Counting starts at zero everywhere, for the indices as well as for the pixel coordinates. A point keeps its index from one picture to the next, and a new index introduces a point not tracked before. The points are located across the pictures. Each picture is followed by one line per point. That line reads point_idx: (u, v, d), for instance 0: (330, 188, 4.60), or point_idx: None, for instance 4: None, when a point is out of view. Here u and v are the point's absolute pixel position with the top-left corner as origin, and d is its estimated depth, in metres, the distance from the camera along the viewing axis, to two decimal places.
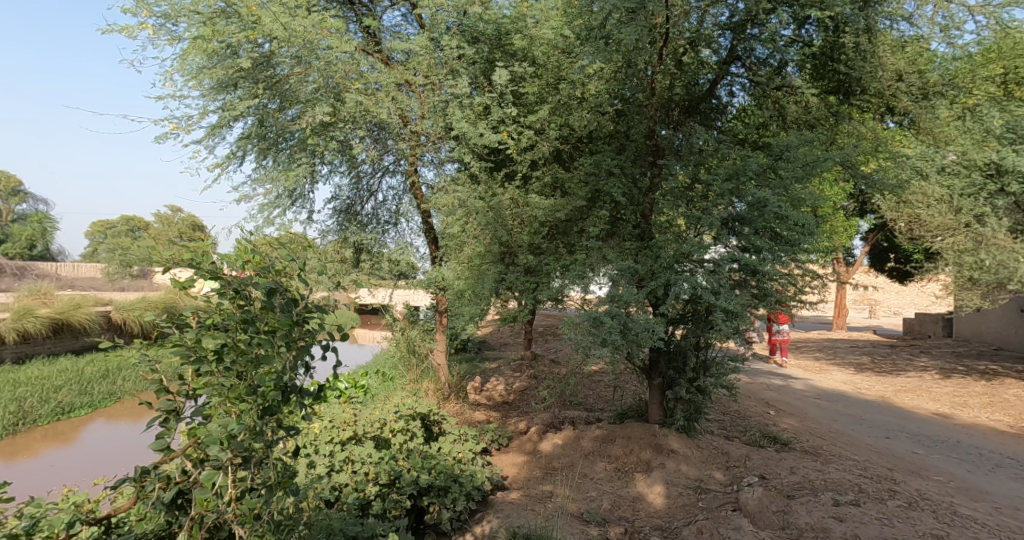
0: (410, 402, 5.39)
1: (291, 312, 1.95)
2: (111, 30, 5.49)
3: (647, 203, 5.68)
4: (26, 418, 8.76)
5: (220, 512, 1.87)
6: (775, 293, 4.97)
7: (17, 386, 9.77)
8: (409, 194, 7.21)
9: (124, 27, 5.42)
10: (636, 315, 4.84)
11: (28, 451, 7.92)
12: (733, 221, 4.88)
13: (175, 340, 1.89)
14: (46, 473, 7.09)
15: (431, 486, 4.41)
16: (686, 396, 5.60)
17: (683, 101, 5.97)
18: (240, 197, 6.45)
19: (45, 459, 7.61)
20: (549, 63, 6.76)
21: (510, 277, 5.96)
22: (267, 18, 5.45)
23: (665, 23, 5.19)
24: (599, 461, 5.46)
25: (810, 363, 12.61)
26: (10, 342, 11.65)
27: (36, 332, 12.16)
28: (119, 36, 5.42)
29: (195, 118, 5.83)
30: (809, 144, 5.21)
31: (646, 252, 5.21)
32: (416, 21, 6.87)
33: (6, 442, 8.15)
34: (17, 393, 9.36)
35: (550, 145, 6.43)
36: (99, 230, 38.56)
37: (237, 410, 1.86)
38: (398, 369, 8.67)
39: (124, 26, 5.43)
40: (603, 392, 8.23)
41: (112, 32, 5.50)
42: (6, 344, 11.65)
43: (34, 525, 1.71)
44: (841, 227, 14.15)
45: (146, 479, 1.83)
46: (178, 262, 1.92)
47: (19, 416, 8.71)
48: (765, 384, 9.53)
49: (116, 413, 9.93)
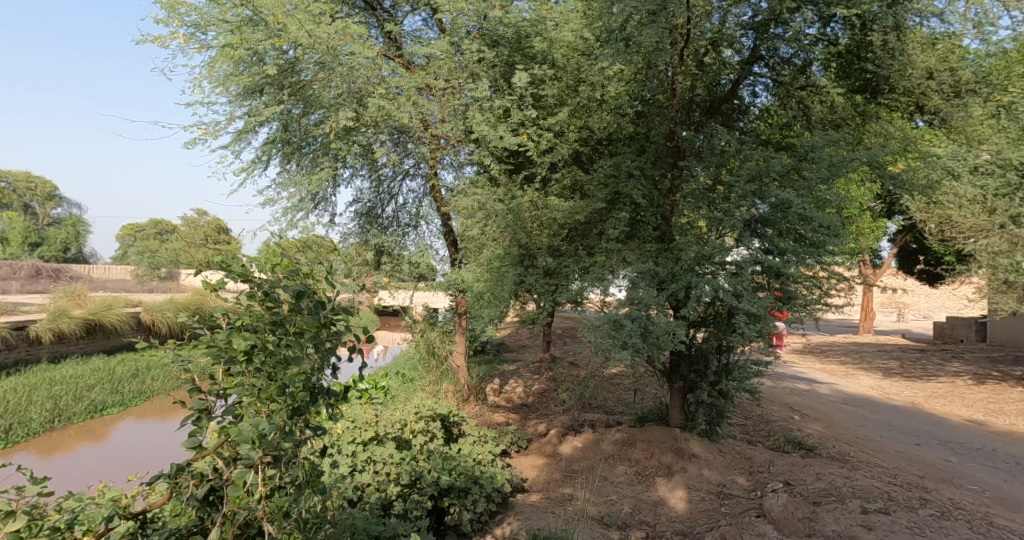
0: (430, 403, 5.43)
1: (319, 315, 2.01)
2: (144, 40, 5.64)
3: (667, 205, 5.63)
4: (61, 415, 8.98)
5: (251, 509, 1.91)
6: (799, 295, 4.93)
7: (53, 384, 10.03)
8: (428, 197, 7.28)
9: (156, 37, 5.55)
10: (656, 318, 4.82)
11: (64, 447, 8.16)
12: (757, 223, 4.86)
13: (206, 341, 1.93)
14: (86, 467, 7.36)
15: (452, 487, 4.44)
16: (708, 399, 5.57)
17: (704, 102, 5.93)
18: (265, 200, 6.63)
19: (80, 456, 7.81)
20: (568, 65, 6.73)
21: (529, 279, 5.97)
22: (293, 25, 5.53)
23: (686, 24, 5.22)
24: (619, 465, 5.44)
25: (836, 367, 12.38)
26: (46, 342, 11.92)
27: (69, 332, 12.43)
28: (151, 46, 5.57)
29: (223, 123, 5.95)
30: (834, 144, 5.21)
31: (667, 254, 5.25)
32: (436, 25, 6.94)
33: (43, 437, 8.39)
34: (52, 392, 9.61)
35: (569, 147, 6.35)
36: (129, 233, 39.54)
37: (267, 410, 1.90)
38: (418, 371, 8.75)
39: (156, 36, 5.57)
40: (623, 395, 8.22)
41: (144, 42, 5.64)
42: (42, 344, 11.94)
43: (73, 521, 1.77)
44: (869, 228, 13.88)
45: (181, 476, 1.88)
46: (208, 264, 1.99)
47: (55, 413, 8.95)
48: (789, 388, 9.39)
49: (145, 411, 10.16)
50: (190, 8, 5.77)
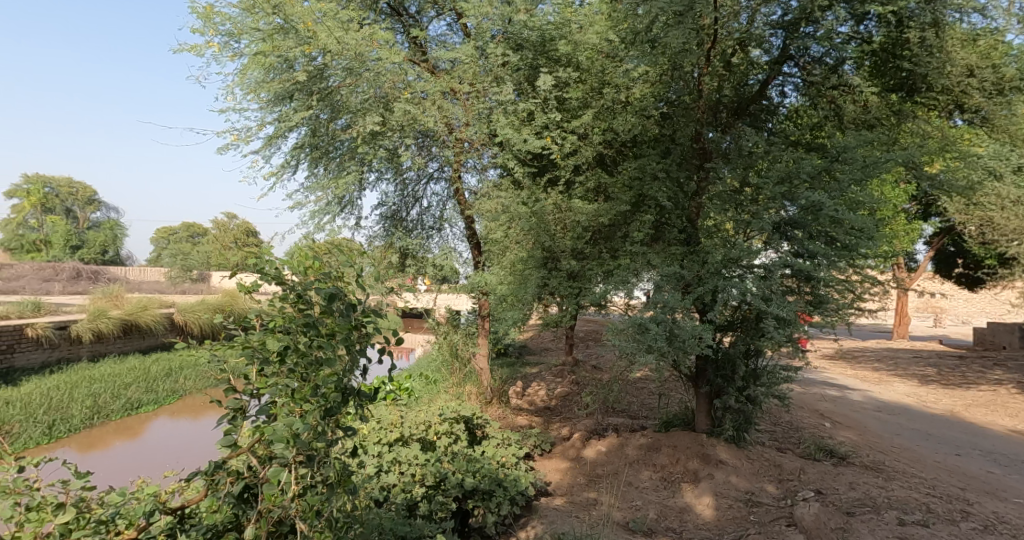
0: (454, 405, 5.44)
1: (350, 317, 2.05)
2: (182, 50, 5.80)
3: (693, 207, 5.57)
4: (99, 412, 9.26)
5: (286, 507, 1.96)
6: (831, 299, 4.79)
7: (92, 382, 10.34)
8: (452, 200, 7.33)
9: (192, 46, 5.69)
10: (682, 321, 4.76)
11: (102, 443, 8.41)
12: (785, 225, 4.80)
13: (242, 341, 1.97)
14: (127, 462, 7.61)
15: (476, 489, 4.45)
16: (735, 405, 5.50)
17: (732, 103, 5.87)
18: (293, 203, 6.75)
19: (118, 452, 8.03)
20: (593, 68, 6.69)
21: (553, 282, 5.96)
22: (323, 32, 5.64)
23: (714, 23, 5.17)
24: (644, 470, 5.38)
25: (869, 373, 12.07)
26: (86, 341, 12.25)
27: (108, 332, 12.80)
28: (187, 55, 5.71)
29: (255, 129, 6.07)
30: (868, 145, 5.09)
31: (693, 257, 5.17)
32: (461, 30, 6.99)
33: (83, 433, 8.64)
34: (92, 389, 9.91)
35: (593, 150, 6.30)
36: (163, 237, 40.59)
37: (301, 410, 1.94)
38: (441, 373, 8.78)
39: (192, 45, 5.71)
40: (647, 399, 8.14)
41: (181, 52, 5.79)
42: (82, 343, 12.28)
43: (117, 516, 1.85)
44: (904, 230, 13.53)
45: (218, 473, 1.95)
46: (245, 266, 2.06)
47: (94, 410, 9.23)
48: (820, 394, 9.19)
49: (179, 409, 10.40)
50: (224, 17, 5.90)
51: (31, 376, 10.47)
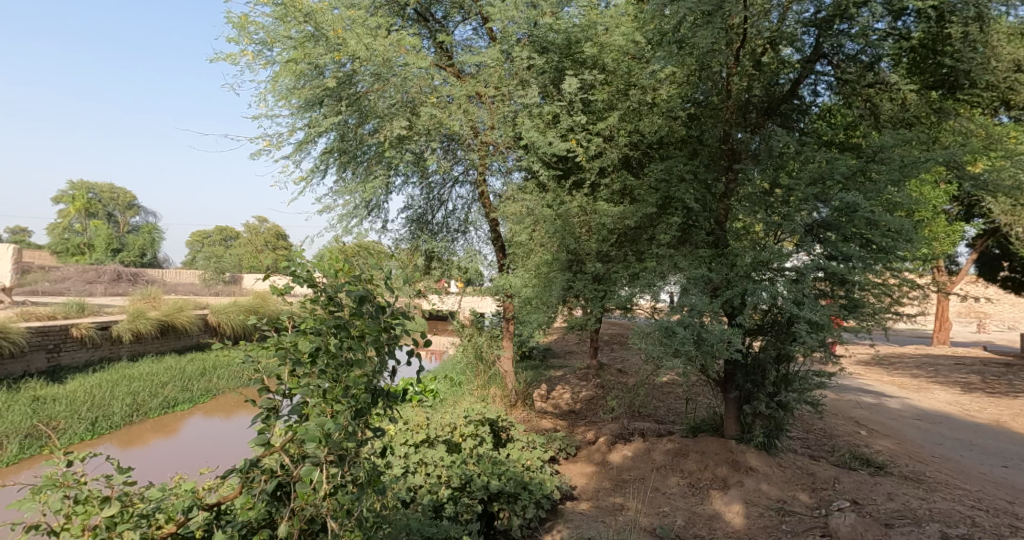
0: (479, 407, 5.43)
1: (379, 319, 2.07)
2: (217, 58, 5.93)
3: (722, 209, 5.52)
4: (139, 410, 9.52)
5: (316, 505, 1.97)
6: (867, 303, 4.67)
7: (131, 380, 10.65)
8: (477, 203, 7.33)
9: (227, 55, 5.81)
10: (710, 325, 4.68)
11: (141, 440, 8.63)
12: (818, 228, 4.69)
13: (275, 342, 1.99)
14: (165, 458, 7.80)
15: (501, 492, 4.44)
16: (766, 411, 5.37)
17: (762, 103, 5.75)
18: (322, 207, 6.84)
19: (155, 448, 8.24)
20: (618, 70, 6.55)
21: (578, 285, 5.89)
22: (352, 39, 5.70)
23: (742, 23, 5.08)
24: (671, 476, 5.29)
25: (907, 380, 11.70)
26: (126, 341, 12.56)
27: (147, 332, 13.14)
28: (222, 64, 5.83)
29: (286, 134, 6.17)
30: (906, 144, 4.93)
31: (721, 260, 5.07)
32: (487, 34, 7.00)
33: (123, 429, 8.89)
34: (132, 387, 10.20)
35: (618, 152, 6.20)
36: (197, 240, 41.60)
37: (332, 410, 1.95)
38: (466, 375, 8.79)
39: (227, 54, 5.82)
40: (674, 404, 8.03)
41: (216, 60, 5.91)
42: (122, 343, 12.56)
43: (158, 510, 2.02)
44: (945, 233, 13.09)
45: (253, 471, 2.01)
46: (277, 269, 2.06)
47: (134, 408, 9.50)
48: (855, 401, 8.93)
49: (213, 408, 10.63)
50: (258, 26, 6.01)
51: (76, 374, 10.72)
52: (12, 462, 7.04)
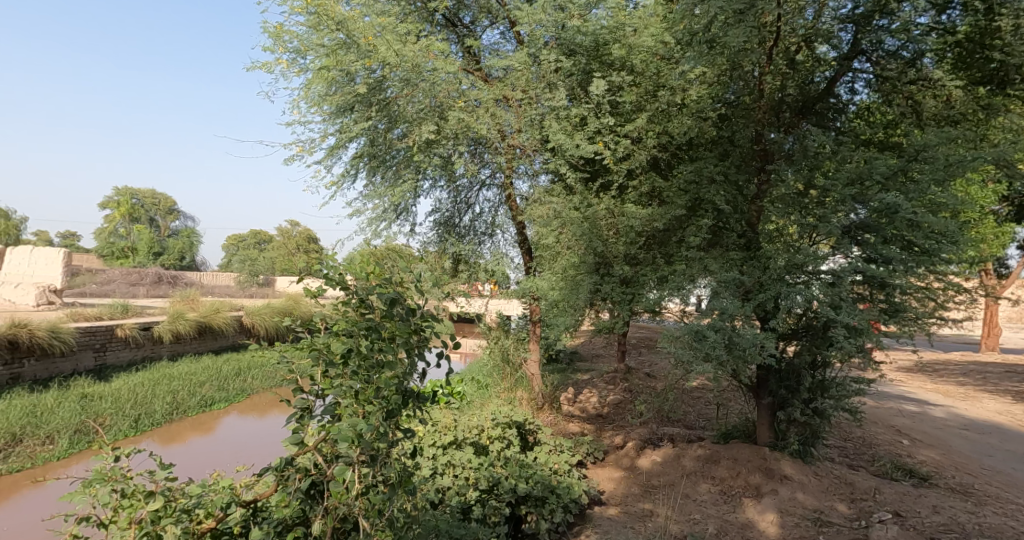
0: (506, 410, 5.40)
1: (409, 321, 2.07)
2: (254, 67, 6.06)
3: (754, 210, 5.32)
4: (179, 408, 9.77)
5: (349, 505, 1.97)
6: (909, 308, 4.50)
7: (171, 379, 10.95)
8: (504, 206, 7.31)
9: (263, 63, 5.93)
10: (742, 329, 4.54)
11: (180, 437, 8.84)
12: (856, 229, 4.57)
13: (308, 343, 2.01)
14: (203, 455, 7.97)
15: (529, 495, 4.40)
16: (801, 418, 5.22)
17: (796, 102, 5.55)
18: (352, 211, 6.93)
19: (194, 445, 8.43)
20: (647, 71, 6.49)
21: (605, 288, 5.80)
22: (382, 45, 5.75)
23: (776, 21, 4.98)
24: (702, 482, 5.18)
25: (951, 388, 11.25)
26: (167, 341, 12.88)
27: (186, 333, 13.47)
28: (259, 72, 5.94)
29: (318, 140, 6.26)
30: (951, 142, 4.73)
31: (753, 262, 4.95)
32: (514, 38, 6.99)
33: (165, 427, 9.11)
34: (172, 386, 10.49)
35: (647, 153, 6.13)
36: (232, 244, 42.59)
37: (364, 411, 1.97)
38: (492, 377, 8.78)
39: (263, 63, 5.93)
40: (705, 410, 7.88)
41: (253, 69, 6.03)
42: (163, 343, 12.89)
43: (197, 506, 2.15)
44: (992, 235, 12.55)
45: (288, 469, 2.04)
46: (309, 272, 2.08)
47: (174, 406, 9.76)
48: (895, 409, 8.62)
49: (248, 407, 10.84)
50: (293, 35, 6.11)
51: (121, 373, 11.03)
52: (62, 456, 7.27)
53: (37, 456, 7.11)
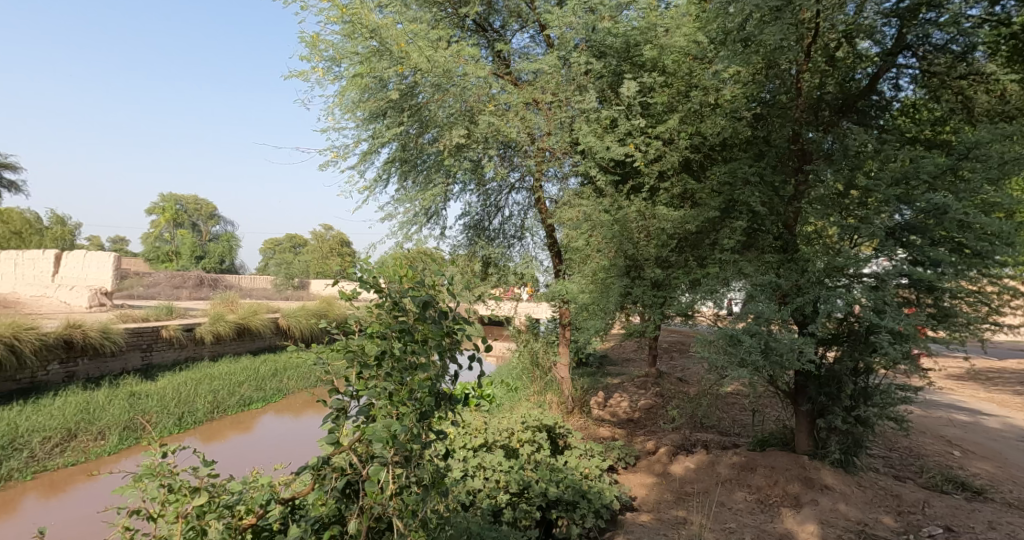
0: (536, 413, 5.34)
1: (442, 324, 2.06)
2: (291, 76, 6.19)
3: (791, 213, 5.09)
4: (219, 407, 10.00)
5: (383, 505, 1.95)
6: (959, 313, 4.30)
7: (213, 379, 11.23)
8: (533, 209, 7.27)
9: (300, 72, 6.03)
10: (779, 334, 4.43)
11: (221, 435, 9.05)
12: (900, 231, 4.35)
13: (343, 345, 2.01)
14: (243, 453, 8.14)
15: (559, 499, 4.35)
16: (842, 426, 5.02)
17: (835, 100, 5.39)
18: (385, 215, 7.00)
19: (234, 443, 8.62)
20: (679, 71, 6.37)
21: (636, 291, 5.74)
22: (414, 51, 5.82)
23: (815, 17, 4.78)
24: (738, 491, 5.03)
25: (1005, 398, 10.69)
26: (208, 342, 13.21)
27: (229, 334, 13.79)
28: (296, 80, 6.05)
29: (351, 146, 6.33)
30: (1006, 139, 4.48)
31: (790, 265, 4.79)
32: (545, 41, 6.95)
33: (207, 425, 9.33)
34: (213, 385, 10.75)
35: (679, 155, 6.03)
36: (268, 247, 43.56)
37: (398, 413, 1.95)
38: (522, 380, 8.73)
39: (300, 71, 6.04)
40: (740, 416, 7.68)
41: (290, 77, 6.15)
42: (205, 344, 13.23)
43: (239, 502, 2.16)
44: None
45: (324, 468, 2.03)
46: (344, 276, 2.10)
47: (215, 405, 9.99)
48: (944, 419, 8.24)
49: (284, 407, 11.03)
50: (328, 44, 6.19)
51: (166, 372, 11.35)
52: (113, 451, 7.46)
53: (90, 451, 7.34)
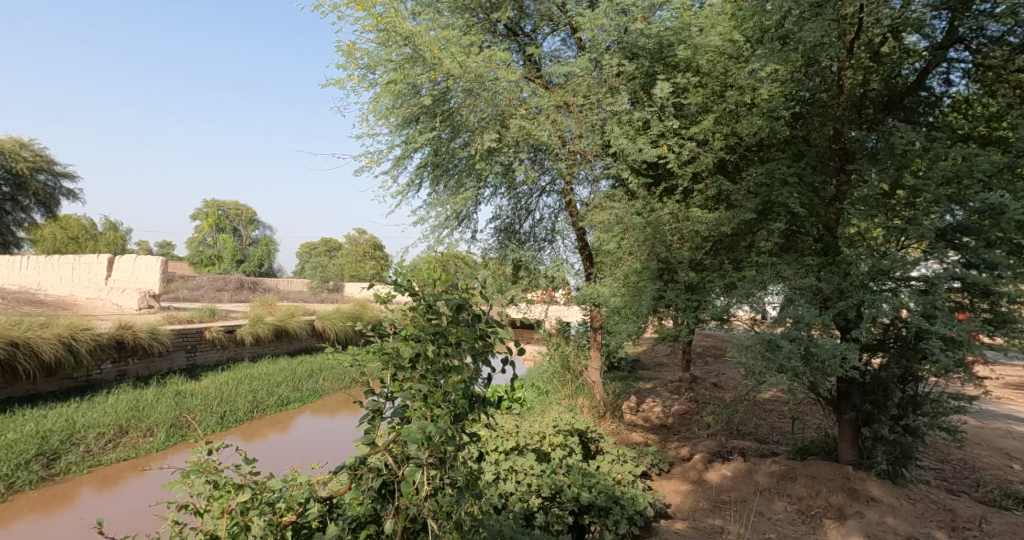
0: (567, 417, 5.26)
1: (475, 326, 2.04)
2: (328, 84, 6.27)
3: (833, 213, 4.95)
4: (259, 406, 10.22)
5: (419, 505, 1.93)
6: (1019, 319, 4.05)
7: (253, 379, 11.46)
8: (564, 212, 7.21)
9: (336, 80, 6.10)
10: (820, 339, 4.26)
11: (260, 433, 9.24)
12: (952, 232, 4.14)
13: (377, 346, 2.00)
14: (281, 451, 8.28)
15: (592, 505, 4.27)
16: (889, 436, 4.80)
17: (880, 97, 5.13)
18: (417, 219, 7.02)
19: (273, 442, 8.79)
20: (714, 71, 6.22)
21: (669, 295, 5.63)
22: (447, 57, 5.78)
23: (858, 12, 4.66)
24: (777, 500, 4.85)
25: None
26: (248, 343, 13.50)
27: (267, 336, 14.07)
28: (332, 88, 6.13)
29: (385, 151, 6.38)
30: None
31: (832, 269, 4.64)
32: (576, 44, 6.88)
33: (247, 423, 9.54)
34: (253, 385, 10.98)
35: (714, 156, 5.86)
36: (304, 251, 44.47)
37: (433, 415, 1.93)
38: (552, 384, 8.66)
39: (336, 79, 6.11)
40: (779, 423, 7.45)
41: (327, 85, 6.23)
42: (245, 345, 13.54)
43: (280, 499, 2.17)
44: None
45: (361, 468, 2.01)
46: (379, 278, 2.09)
47: (255, 404, 10.20)
48: (1000, 430, 7.82)
49: (320, 407, 11.18)
50: (364, 52, 6.26)
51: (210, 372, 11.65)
52: (161, 448, 7.65)
53: (140, 446, 7.55)
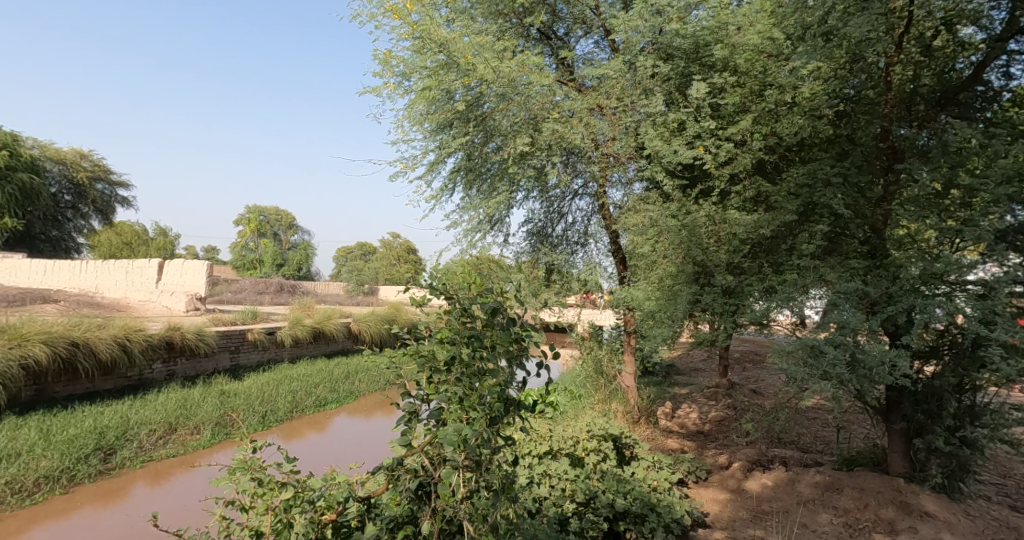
0: (601, 422, 5.15)
1: (510, 330, 1.99)
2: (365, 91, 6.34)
3: (880, 214, 4.70)
4: (298, 406, 10.40)
5: (455, 507, 1.89)
6: None
7: (292, 380, 11.68)
8: (597, 215, 7.11)
9: (373, 87, 6.17)
10: (867, 345, 4.07)
11: (299, 433, 9.39)
12: (1011, 234, 3.93)
13: (412, 349, 1.97)
14: (320, 451, 8.39)
15: (627, 512, 4.17)
16: (945, 448, 4.54)
17: (933, 93, 4.79)
18: (450, 223, 7.01)
19: (311, 442, 8.92)
20: (754, 70, 5.98)
21: (705, 299, 5.46)
22: (481, 63, 5.76)
23: (909, 4, 4.41)
24: (822, 512, 4.64)
25: None
26: (287, 345, 13.76)
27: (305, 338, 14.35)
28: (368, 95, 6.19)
29: (419, 156, 6.40)
30: None
31: (879, 272, 4.42)
32: (609, 46, 6.78)
33: (286, 422, 9.72)
34: (292, 386, 11.18)
35: (752, 157, 5.64)
36: (341, 255, 45.25)
37: (469, 417, 1.89)
38: (586, 388, 8.53)
39: (372, 87, 6.17)
40: (823, 432, 7.16)
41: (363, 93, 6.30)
42: (285, 347, 13.81)
43: (321, 497, 2.15)
44: None
45: (398, 469, 1.97)
46: (416, 281, 2.05)
47: (294, 404, 10.38)
48: None
49: (356, 408, 11.29)
50: (399, 59, 6.29)
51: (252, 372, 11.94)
52: (207, 445, 7.85)
53: (188, 443, 7.76)
